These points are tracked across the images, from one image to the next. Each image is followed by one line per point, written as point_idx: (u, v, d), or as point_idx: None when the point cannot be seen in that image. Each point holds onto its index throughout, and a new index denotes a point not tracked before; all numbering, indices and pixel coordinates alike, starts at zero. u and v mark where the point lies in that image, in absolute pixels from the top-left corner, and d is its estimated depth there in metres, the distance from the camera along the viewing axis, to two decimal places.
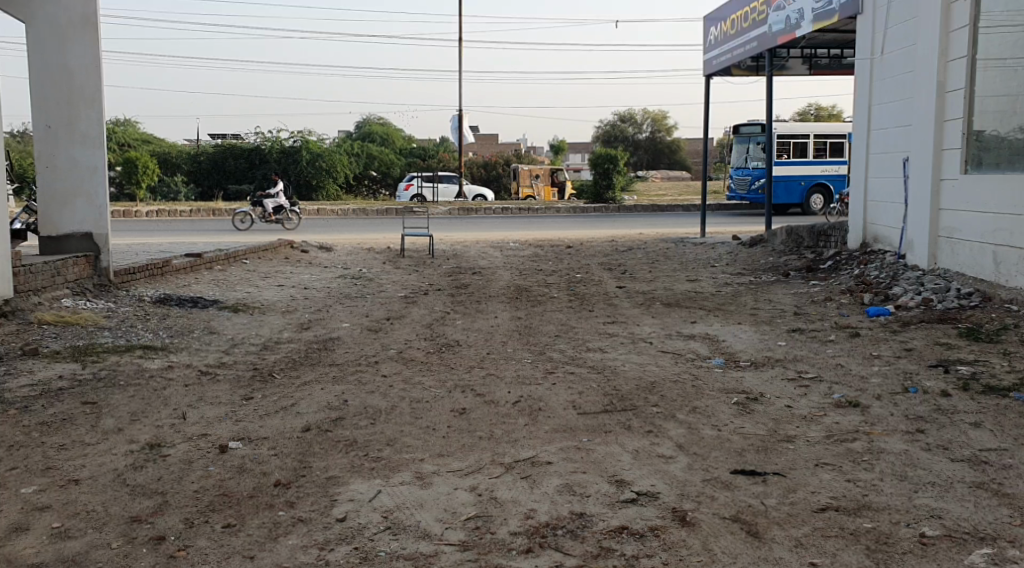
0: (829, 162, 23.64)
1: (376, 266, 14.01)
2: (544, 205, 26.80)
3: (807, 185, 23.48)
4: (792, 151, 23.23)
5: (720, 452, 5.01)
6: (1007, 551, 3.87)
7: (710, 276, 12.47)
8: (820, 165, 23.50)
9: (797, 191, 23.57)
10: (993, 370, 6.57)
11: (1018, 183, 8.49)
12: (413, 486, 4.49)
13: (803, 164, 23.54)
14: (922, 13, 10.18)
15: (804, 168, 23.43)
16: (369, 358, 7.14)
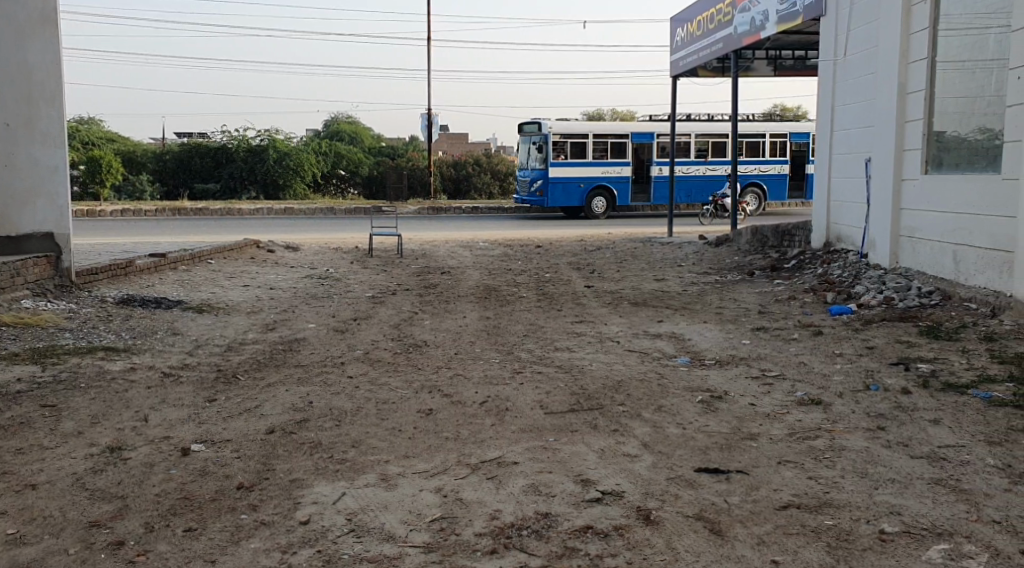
0: (567, 163, 22.93)
1: (344, 266, 13.92)
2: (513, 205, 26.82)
3: (586, 186, 23.07)
4: (568, 152, 22.72)
5: (685, 451, 5.04)
6: (963, 546, 3.93)
7: (676, 275, 12.51)
8: (599, 166, 23.08)
9: (576, 193, 23.13)
10: (953, 368, 6.66)
11: (977, 182, 8.62)
12: (378, 488, 4.48)
13: (583, 164, 23.07)
14: (882, 15, 10.33)
15: (579, 171, 22.95)
16: (335, 359, 7.11)
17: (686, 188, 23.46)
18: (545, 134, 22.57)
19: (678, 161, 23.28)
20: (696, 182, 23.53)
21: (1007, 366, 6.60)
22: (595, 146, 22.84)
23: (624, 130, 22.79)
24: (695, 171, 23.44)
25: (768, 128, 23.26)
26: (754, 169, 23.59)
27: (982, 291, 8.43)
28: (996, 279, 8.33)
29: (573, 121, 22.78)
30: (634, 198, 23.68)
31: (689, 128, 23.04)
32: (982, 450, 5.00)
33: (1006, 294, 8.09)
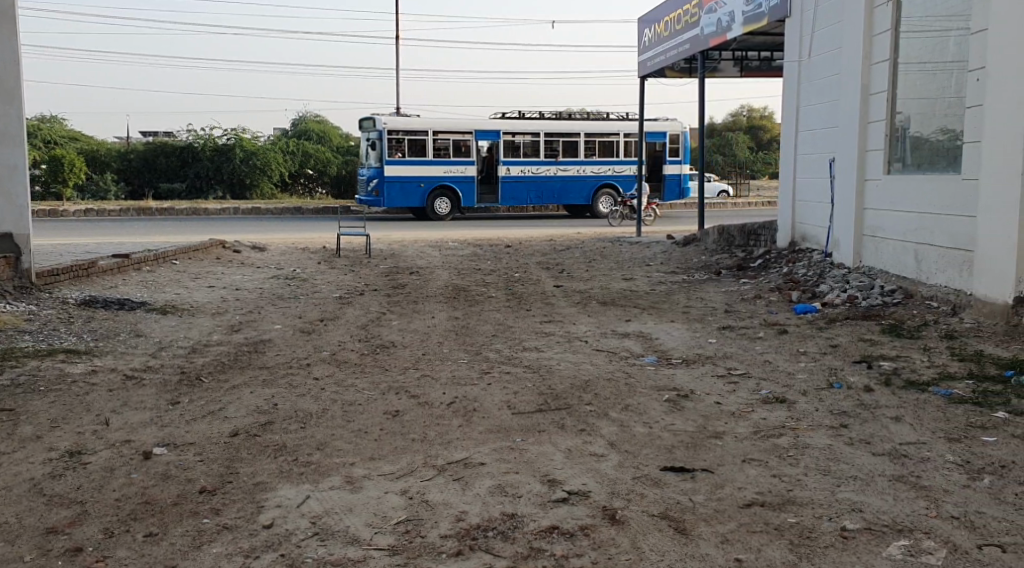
0: (408, 162, 22.07)
1: (311, 267, 13.82)
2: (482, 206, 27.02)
3: (427, 186, 22.29)
4: (407, 149, 21.87)
5: (651, 450, 5.07)
6: (923, 542, 3.98)
7: (644, 275, 12.56)
8: (441, 165, 22.32)
9: (416, 193, 22.30)
10: (914, 365, 6.75)
11: (938, 183, 8.73)
12: (343, 491, 4.46)
13: (423, 163, 22.20)
14: (846, 17, 10.43)
15: (417, 170, 22.12)
16: (301, 361, 7.07)
17: (536, 188, 23.01)
18: (379, 130, 21.59)
19: (527, 161, 22.73)
20: (545, 183, 23.09)
21: (966, 363, 6.69)
22: (436, 143, 22.07)
23: (462, 125, 22.07)
24: (544, 171, 22.99)
25: (622, 127, 23.22)
26: (609, 169, 23.48)
27: (943, 289, 8.54)
28: (955, 277, 8.43)
29: (410, 118, 21.90)
30: (481, 198, 22.93)
31: (537, 127, 22.59)
32: (943, 447, 5.06)
33: (966, 292, 8.19)
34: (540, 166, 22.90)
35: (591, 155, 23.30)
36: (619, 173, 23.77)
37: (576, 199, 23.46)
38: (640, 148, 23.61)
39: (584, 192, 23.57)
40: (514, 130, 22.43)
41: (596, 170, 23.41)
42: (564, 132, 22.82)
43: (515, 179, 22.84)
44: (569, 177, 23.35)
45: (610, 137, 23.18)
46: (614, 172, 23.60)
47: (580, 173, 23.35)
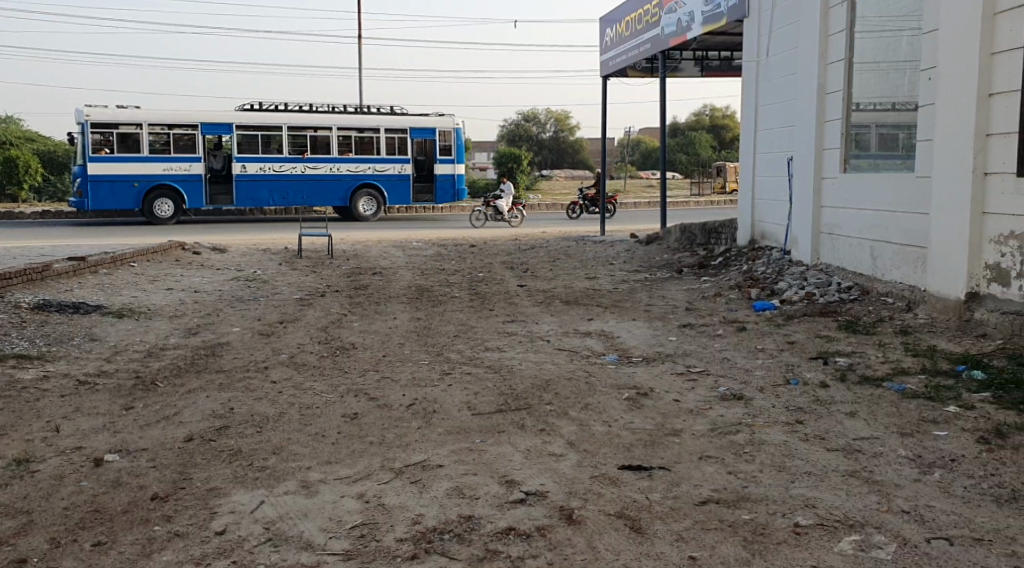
0: (123, 159, 19.77)
1: (271, 268, 13.71)
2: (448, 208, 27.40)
3: (140, 186, 20.00)
4: (115, 145, 19.63)
5: (610, 448, 5.09)
6: (873, 537, 4.03)
7: (607, 274, 12.63)
8: (159, 163, 20.03)
9: (129, 194, 20.01)
10: (869, 361, 6.84)
11: (892, 181, 8.84)
12: (298, 495, 4.43)
13: (137, 161, 19.91)
14: (802, 17, 10.55)
15: (124, 168, 19.77)
16: (259, 363, 7.01)
17: (276, 188, 20.97)
18: (82, 123, 19.40)
19: (268, 158, 20.73)
20: (286, 182, 21.07)
21: (919, 359, 6.79)
22: (153, 137, 19.85)
23: (186, 117, 19.97)
24: (288, 169, 21.04)
25: (382, 121, 21.53)
26: (368, 168, 21.67)
27: (898, 286, 8.65)
28: (910, 273, 8.55)
29: (119, 109, 19.72)
30: (210, 198, 20.63)
31: (281, 120, 20.74)
32: (895, 442, 5.14)
33: (921, 288, 8.31)
34: (282, 164, 20.92)
35: (348, 152, 21.47)
36: (384, 173, 22.00)
37: (331, 198, 21.57)
38: (404, 145, 21.85)
39: (339, 192, 21.71)
40: (246, 122, 20.48)
41: (354, 168, 21.58)
42: (315, 126, 21.03)
43: (255, 177, 20.75)
44: (319, 176, 21.37)
45: (367, 133, 21.41)
46: (374, 170, 21.80)
47: (334, 171, 21.48)
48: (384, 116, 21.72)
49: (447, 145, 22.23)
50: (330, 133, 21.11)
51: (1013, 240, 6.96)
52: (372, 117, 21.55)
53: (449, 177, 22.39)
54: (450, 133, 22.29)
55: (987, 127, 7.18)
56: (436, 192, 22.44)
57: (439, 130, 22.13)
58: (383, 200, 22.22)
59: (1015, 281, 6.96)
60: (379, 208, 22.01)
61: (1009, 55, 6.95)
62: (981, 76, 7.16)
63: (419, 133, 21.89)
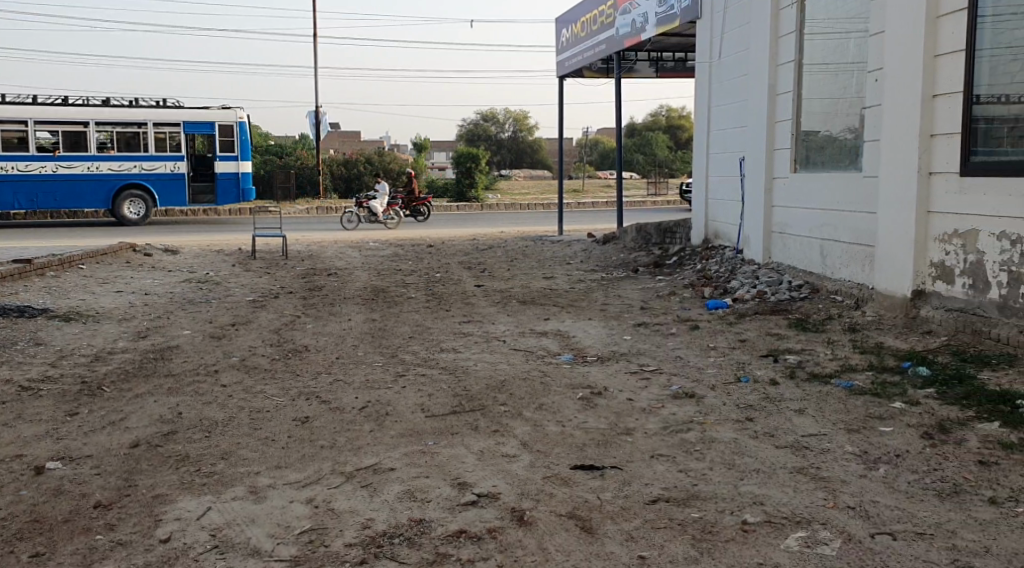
0: None
1: (224, 269, 13.58)
2: None
3: None
4: None
5: (562, 448, 5.11)
6: (819, 533, 4.09)
7: (564, 273, 12.68)
8: None
9: None
10: (818, 358, 6.94)
11: (840, 181, 8.96)
12: (246, 501, 4.39)
13: None
14: (753, 19, 10.67)
15: None
16: (209, 367, 6.93)
17: (25, 190, 19.14)
18: None
19: (10, 157, 18.85)
20: (37, 183, 19.24)
21: (867, 356, 6.90)
22: None
23: None
24: (38, 168, 19.19)
25: (150, 116, 19.56)
26: (132, 166, 19.78)
27: (847, 284, 8.78)
28: (859, 272, 8.67)
29: None
30: None
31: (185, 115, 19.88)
32: (843, 438, 5.21)
33: (868, 286, 8.43)
34: (29, 163, 19.08)
35: (109, 150, 19.54)
36: (153, 173, 20.10)
37: (89, 201, 19.71)
38: (175, 142, 19.96)
39: (102, 193, 19.82)
40: None
41: (115, 167, 19.67)
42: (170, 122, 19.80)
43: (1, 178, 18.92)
44: (75, 176, 19.49)
45: (130, 128, 19.45)
46: (141, 169, 19.92)
47: (93, 171, 19.55)
48: (155, 109, 19.74)
49: (228, 140, 20.29)
50: (87, 131, 19.18)
51: (957, 239, 7.09)
52: (138, 113, 19.56)
53: (230, 176, 20.56)
54: (231, 128, 20.30)
55: (931, 127, 7.31)
56: (219, 194, 20.68)
57: (218, 124, 20.15)
58: (155, 202, 20.36)
59: (958, 279, 7.10)
60: (145, 211, 20.22)
61: (952, 57, 7.08)
62: (926, 78, 7.29)
63: (193, 128, 19.96)
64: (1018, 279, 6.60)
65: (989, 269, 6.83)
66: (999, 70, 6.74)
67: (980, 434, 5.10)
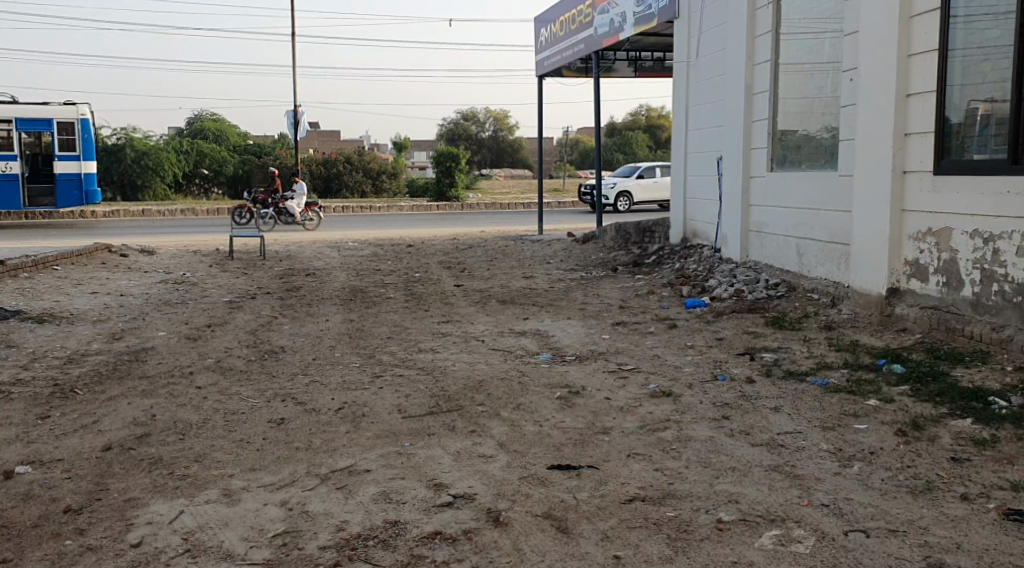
0: None
1: (201, 269, 13.50)
2: (387, 208, 27.40)
3: None
4: None
5: (539, 448, 5.10)
6: (793, 531, 4.10)
7: (544, 272, 12.68)
8: None
9: None
10: (795, 356, 6.98)
11: (816, 180, 9.01)
12: (219, 504, 4.36)
13: None
14: (730, 19, 10.72)
15: None
16: (184, 369, 6.87)
17: None
18: None
19: None
20: None
21: (843, 353, 6.94)
22: None
23: None
24: None
25: None
26: None
27: (823, 282, 8.83)
28: (834, 270, 8.73)
29: None
30: None
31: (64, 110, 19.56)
32: (818, 436, 5.24)
33: (844, 284, 8.48)
34: None
35: None
36: None
37: None
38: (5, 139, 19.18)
39: None
40: None
41: None
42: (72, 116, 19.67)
43: None
44: None
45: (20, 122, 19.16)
46: None
47: None
48: None
49: (67, 140, 19.59)
50: None
51: (931, 237, 7.13)
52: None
53: (72, 177, 19.84)
54: (72, 125, 19.65)
55: (905, 127, 7.36)
56: (58, 196, 19.97)
57: (56, 121, 19.46)
58: None
59: (933, 277, 7.14)
60: None
61: (925, 57, 7.13)
62: (900, 78, 7.34)
63: (25, 126, 19.16)
64: (990, 277, 6.64)
65: (962, 268, 6.87)
66: (971, 70, 6.78)
67: (953, 431, 5.14)
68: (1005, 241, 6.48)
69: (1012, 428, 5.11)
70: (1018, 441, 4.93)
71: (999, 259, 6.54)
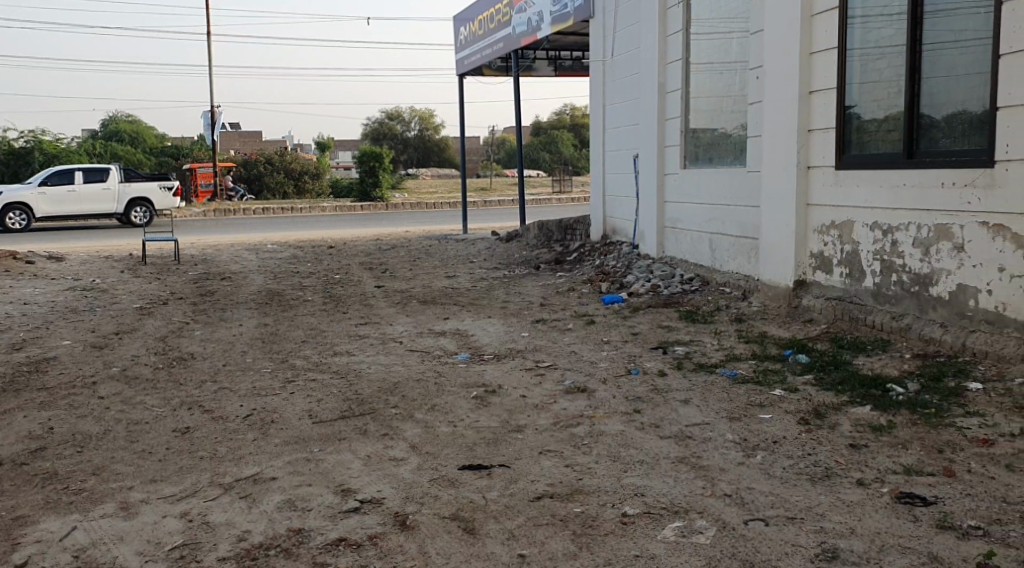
0: None
1: (113, 275, 13.16)
2: (310, 209, 27.06)
3: None
4: None
5: (452, 449, 5.09)
6: (696, 522, 4.17)
7: (466, 272, 12.65)
8: None
9: None
10: (705, 349, 7.09)
11: (726, 176, 9.17)
12: (116, 518, 4.25)
13: None
14: (642, 18, 10.85)
15: None
16: (86, 379, 6.66)
17: None
18: None
19: None
20: None
21: (751, 345, 7.07)
22: None
23: None
24: None
25: None
26: None
27: (735, 275, 8.99)
28: (745, 264, 8.89)
29: None
30: None
31: None
32: (724, 426, 5.33)
33: (754, 277, 8.65)
34: None
35: None
36: None
37: None
38: None
39: None
40: None
41: None
42: None
43: None
44: None
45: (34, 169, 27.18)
46: None
47: None
48: None
49: None
50: None
51: (835, 230, 7.32)
52: None
53: None
54: None
55: (808, 123, 7.53)
56: None
57: None
58: None
59: (837, 268, 7.33)
60: None
61: (827, 55, 7.31)
62: (802, 76, 7.53)
63: None
64: (889, 268, 6.82)
65: (863, 259, 7.06)
66: (868, 68, 6.95)
67: (852, 419, 5.29)
68: (903, 233, 6.66)
69: (907, 414, 5.27)
70: (913, 426, 5.09)
71: (898, 250, 6.72)
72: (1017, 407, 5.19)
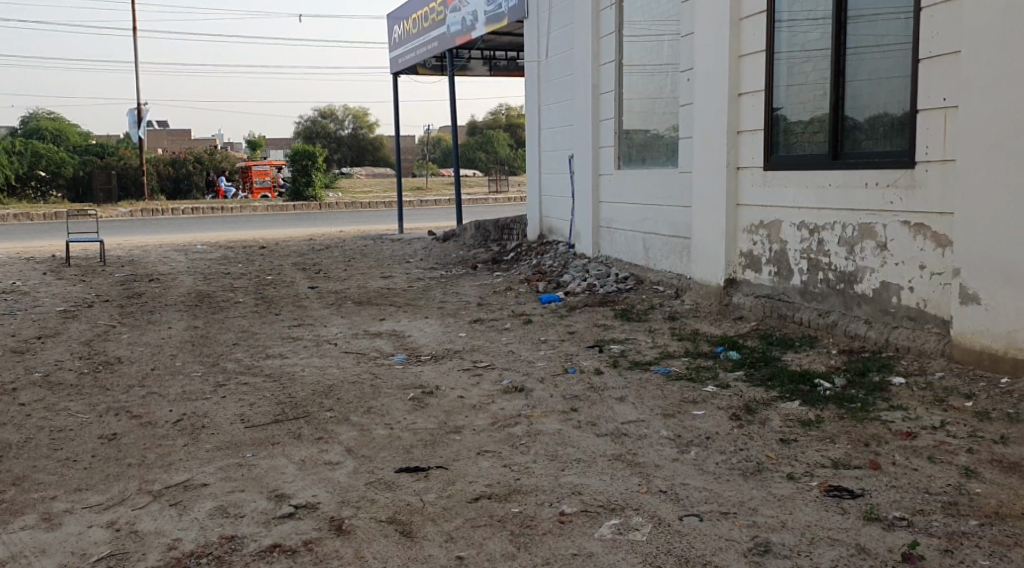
0: None
1: (35, 277, 12.82)
2: (243, 209, 26.65)
3: None
4: None
5: (388, 451, 5.08)
6: (631, 520, 4.22)
7: (402, 272, 12.61)
8: None
9: None
10: (639, 347, 7.18)
11: (658, 176, 9.29)
12: (39, 530, 4.15)
13: None
14: (576, 18, 10.94)
15: None
16: (7, 386, 6.48)
17: None
18: None
19: None
20: None
21: (684, 342, 7.18)
22: None
23: None
24: None
25: None
26: None
27: (668, 274, 9.11)
28: (678, 263, 9.02)
29: None
30: None
31: None
32: (659, 423, 5.41)
33: (687, 276, 8.78)
34: None
35: None
36: None
37: None
38: None
39: None
40: None
41: None
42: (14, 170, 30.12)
43: None
44: None
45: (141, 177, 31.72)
46: None
47: None
48: None
49: None
50: None
51: (764, 230, 7.47)
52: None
53: None
54: None
55: (738, 124, 7.67)
56: None
57: None
58: None
59: (765, 267, 7.48)
60: None
61: (755, 58, 7.45)
62: (731, 78, 7.67)
63: None
64: (816, 266, 6.98)
65: (791, 258, 7.21)
66: (795, 70, 7.10)
67: (782, 414, 5.40)
68: (829, 232, 6.82)
69: (835, 409, 5.41)
70: (840, 421, 5.22)
71: (824, 249, 6.88)
72: (938, 400, 5.36)
